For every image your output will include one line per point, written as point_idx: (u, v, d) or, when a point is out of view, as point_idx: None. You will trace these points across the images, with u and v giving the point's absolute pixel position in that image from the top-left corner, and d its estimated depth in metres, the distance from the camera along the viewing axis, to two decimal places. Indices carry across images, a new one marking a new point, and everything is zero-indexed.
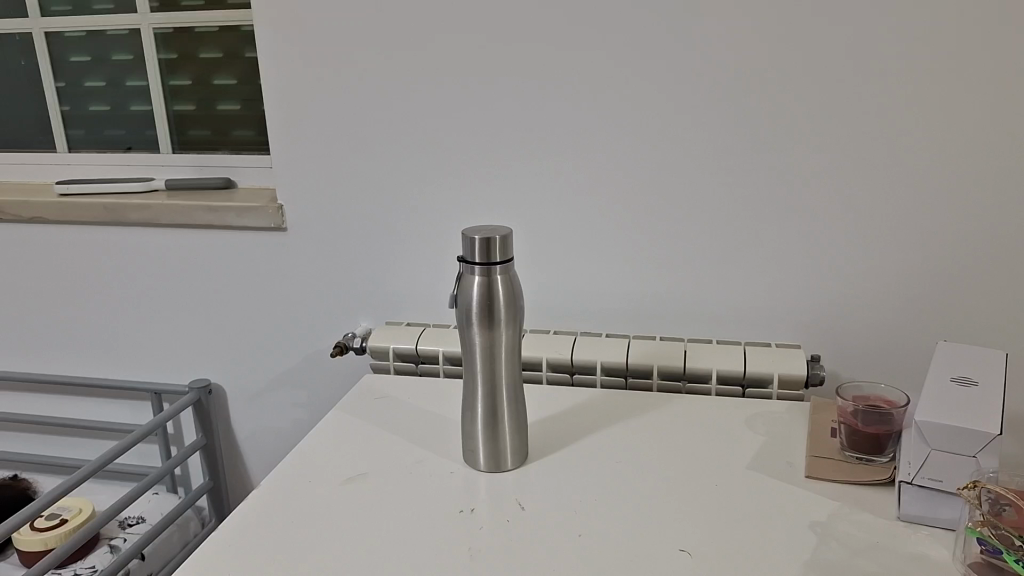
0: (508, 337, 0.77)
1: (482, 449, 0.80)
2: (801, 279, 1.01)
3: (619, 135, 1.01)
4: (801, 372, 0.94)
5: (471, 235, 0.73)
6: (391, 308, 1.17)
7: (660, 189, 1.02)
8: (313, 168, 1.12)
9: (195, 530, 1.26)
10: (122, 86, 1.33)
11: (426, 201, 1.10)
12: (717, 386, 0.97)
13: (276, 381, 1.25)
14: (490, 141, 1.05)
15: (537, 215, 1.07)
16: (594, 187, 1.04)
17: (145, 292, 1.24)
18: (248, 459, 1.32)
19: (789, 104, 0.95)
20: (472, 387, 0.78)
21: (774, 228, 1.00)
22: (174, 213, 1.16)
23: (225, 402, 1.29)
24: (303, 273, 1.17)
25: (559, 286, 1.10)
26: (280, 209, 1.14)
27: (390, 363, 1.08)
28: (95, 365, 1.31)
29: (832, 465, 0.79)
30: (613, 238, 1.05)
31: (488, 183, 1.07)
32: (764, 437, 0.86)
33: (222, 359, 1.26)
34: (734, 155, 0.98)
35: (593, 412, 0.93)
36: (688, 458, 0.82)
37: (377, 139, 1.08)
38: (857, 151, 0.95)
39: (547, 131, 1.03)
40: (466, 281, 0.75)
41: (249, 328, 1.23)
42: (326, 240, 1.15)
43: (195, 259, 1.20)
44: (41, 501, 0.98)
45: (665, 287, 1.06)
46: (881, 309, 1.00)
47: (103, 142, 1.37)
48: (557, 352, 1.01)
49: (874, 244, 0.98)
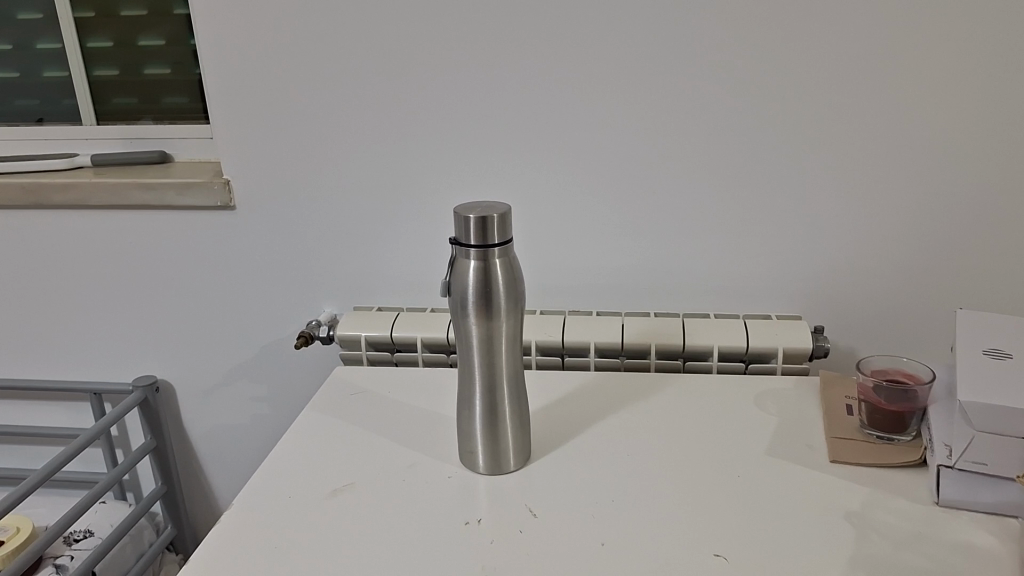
0: (509, 328, 0.69)
1: (482, 451, 0.72)
2: (800, 246, 0.96)
3: (605, 96, 0.92)
4: (806, 345, 0.89)
5: (465, 215, 0.65)
6: (359, 292, 1.07)
7: (650, 155, 0.94)
8: (263, 139, 1.00)
9: (150, 540, 1.15)
10: (32, 50, 1.17)
11: (392, 171, 0.99)
12: (719, 363, 0.92)
13: (232, 374, 1.14)
14: (462, 104, 0.95)
15: (519, 186, 0.98)
16: (580, 153, 0.95)
17: (75, 284, 1.10)
18: (206, 460, 1.20)
19: (789, 58, 0.88)
20: (469, 383, 0.70)
21: (770, 193, 0.94)
22: (104, 193, 1.03)
23: (175, 399, 1.17)
24: (259, 256, 1.06)
25: (544, 262, 1.02)
26: (227, 184, 1.02)
27: (363, 353, 0.99)
28: (22, 366, 1.17)
29: (855, 445, 0.74)
30: (601, 207, 0.97)
31: (461, 151, 0.97)
32: (778, 417, 0.80)
33: (169, 353, 1.14)
34: (731, 115, 0.91)
35: (594, 398, 0.86)
36: (703, 447, 0.76)
37: (335, 105, 0.97)
38: (859, 108, 0.89)
39: (526, 92, 0.93)
40: (460, 265, 0.67)
41: (199, 319, 1.11)
42: (284, 219, 1.04)
43: (133, 244, 1.07)
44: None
45: (657, 259, 0.99)
46: (881, 274, 0.96)
47: (15, 115, 1.21)
48: (546, 334, 0.94)
49: (876, 207, 0.93)
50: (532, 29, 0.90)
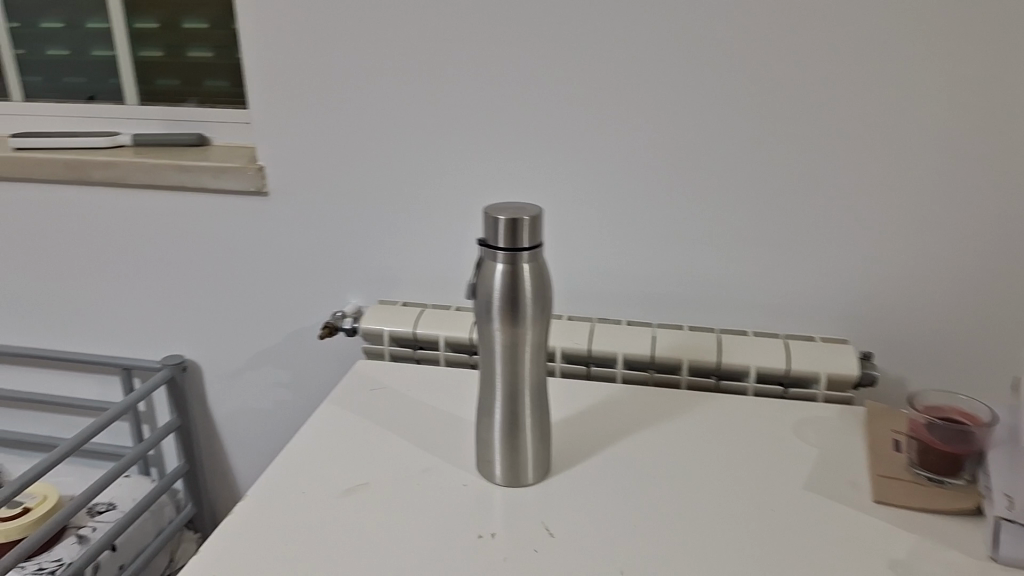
0: (534, 336, 0.65)
1: (500, 462, 0.68)
2: (852, 264, 0.90)
3: (653, 97, 0.88)
4: (853, 372, 0.84)
5: (494, 216, 0.61)
6: (388, 284, 1.04)
7: (697, 161, 0.89)
8: (299, 126, 0.98)
9: (170, 517, 1.12)
10: (82, 28, 1.18)
11: (429, 164, 0.96)
12: (755, 385, 0.87)
13: (257, 361, 1.13)
14: (503, 98, 0.91)
15: (557, 186, 0.94)
16: (623, 155, 0.91)
17: (110, 261, 1.10)
18: (228, 446, 1.19)
19: (853, 66, 0.83)
20: (490, 391, 0.67)
21: (824, 207, 0.88)
22: (142, 172, 1.02)
23: (200, 381, 1.16)
24: (289, 243, 1.04)
25: (578, 266, 0.98)
26: (261, 170, 1.00)
27: (385, 348, 0.96)
28: (54, 340, 1.17)
29: (902, 485, 0.69)
30: (642, 212, 0.93)
31: (500, 147, 0.94)
32: (816, 449, 0.75)
33: (197, 337, 1.13)
34: (786, 123, 0.86)
35: (623, 412, 0.82)
36: (737, 474, 0.71)
37: (374, 94, 0.94)
38: (926, 122, 0.83)
39: (570, 91, 0.89)
40: (487, 268, 0.63)
41: (228, 304, 1.10)
42: (317, 207, 1.02)
43: (168, 224, 1.06)
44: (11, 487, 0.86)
45: (698, 269, 0.95)
46: (939, 300, 0.90)
47: (62, 91, 1.22)
48: (573, 342, 0.90)
49: (938, 229, 0.87)
50: (581, 24, 0.86)
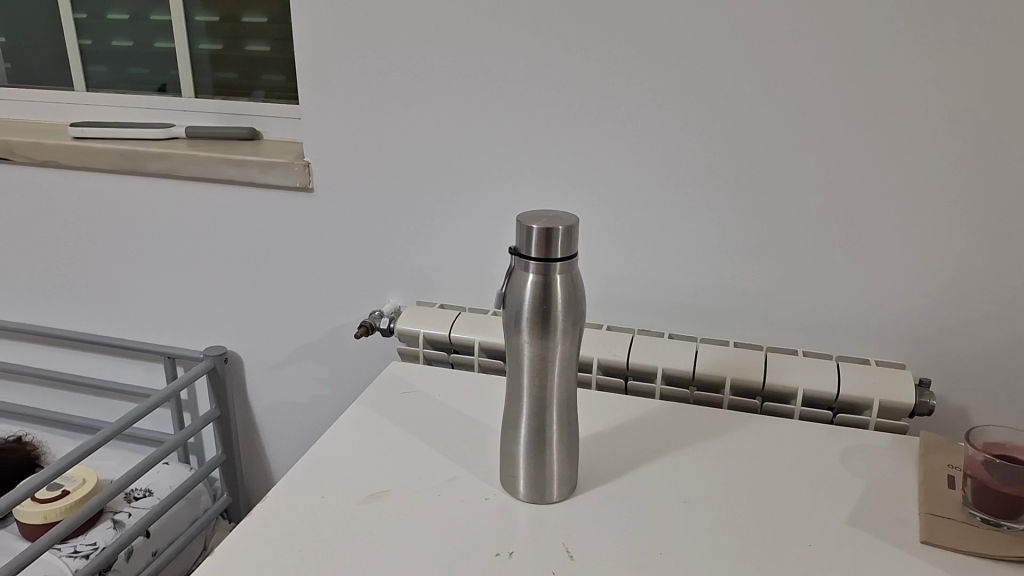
0: (564, 350, 0.63)
1: (524, 477, 0.66)
2: (909, 284, 0.86)
3: (706, 102, 0.85)
4: (909, 400, 0.79)
5: (528, 224, 0.59)
6: (427, 285, 1.03)
7: (749, 171, 0.86)
8: (346, 123, 0.98)
9: (205, 505, 1.15)
10: (145, 20, 1.20)
11: (472, 164, 0.95)
12: (802, 409, 0.83)
13: (297, 355, 1.13)
14: (551, 100, 0.89)
15: (600, 192, 0.92)
16: (672, 162, 0.88)
17: (160, 251, 1.12)
18: (266, 437, 1.21)
19: (918, 75, 0.79)
20: (516, 403, 0.65)
21: (882, 222, 0.85)
22: (193, 165, 1.04)
23: (241, 372, 1.17)
24: (331, 240, 1.04)
25: (618, 274, 0.95)
26: (307, 166, 1.01)
27: (420, 350, 0.96)
28: (106, 325, 1.20)
29: (955, 527, 0.65)
30: (687, 221, 0.90)
31: (544, 150, 0.92)
32: (864, 480, 0.71)
33: (240, 329, 1.14)
34: (844, 133, 0.83)
35: (657, 430, 0.79)
36: (774, 503, 0.68)
37: (422, 93, 0.94)
38: (996, 136, 0.79)
39: (619, 94, 0.87)
40: (518, 277, 0.62)
41: (270, 297, 1.11)
42: (359, 205, 1.01)
43: (216, 216, 1.08)
44: (55, 467, 0.88)
45: (743, 282, 0.91)
46: (1003, 325, 0.85)
47: (125, 81, 1.24)
48: (611, 353, 0.87)
49: (1005, 250, 0.82)
50: (634, 25, 0.84)
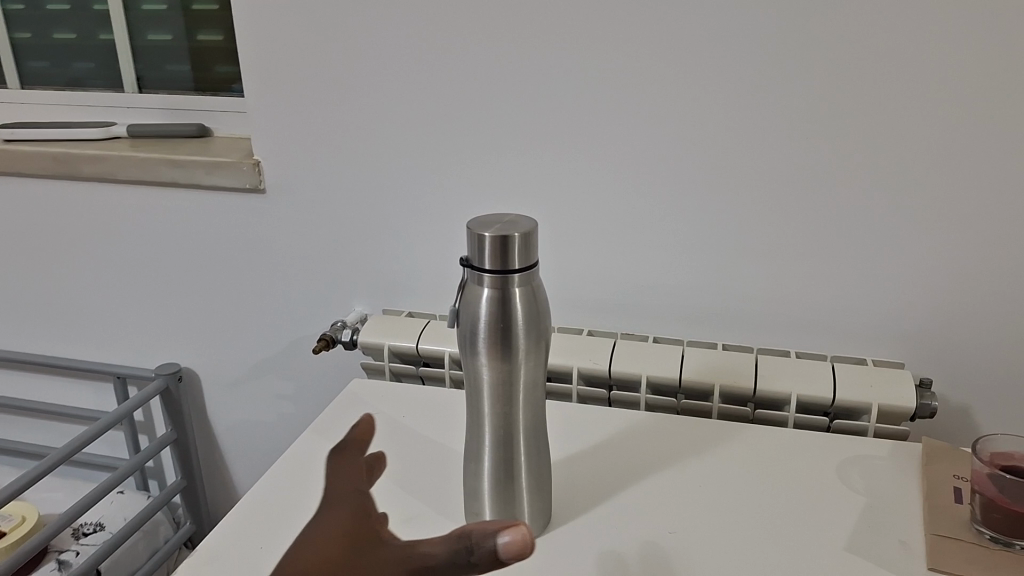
0: (528, 371, 0.56)
1: (490, 514, 0.60)
2: (907, 277, 0.80)
3: (683, 85, 0.78)
4: (910, 403, 0.73)
5: (479, 232, 0.52)
6: (391, 292, 0.96)
7: (733, 160, 0.79)
8: (296, 117, 0.90)
9: (166, 536, 1.08)
10: (85, 10, 1.11)
11: (434, 159, 0.88)
12: (796, 416, 0.77)
13: (257, 370, 1.06)
14: (516, 88, 0.82)
15: (572, 187, 0.85)
16: (649, 151, 0.81)
17: (106, 260, 1.05)
18: (229, 456, 1.14)
19: (913, 49, 0.72)
20: (478, 433, 0.58)
21: (875, 211, 0.78)
22: (133, 167, 0.96)
23: (199, 389, 1.10)
24: (286, 246, 0.97)
25: (596, 276, 0.88)
26: (257, 166, 0.93)
27: (386, 363, 0.89)
28: (54, 341, 1.12)
29: (962, 550, 0.59)
30: (667, 215, 0.83)
31: (511, 142, 0.85)
32: (865, 497, 0.65)
33: (196, 341, 1.07)
34: (834, 115, 0.76)
35: (640, 449, 0.72)
36: (768, 530, 0.62)
37: (377, 83, 0.86)
38: (998, 113, 0.72)
39: (589, 80, 0.80)
40: (471, 291, 0.55)
41: (225, 309, 1.03)
42: (315, 207, 0.94)
43: (161, 224, 1.00)
44: None
45: (730, 281, 0.84)
46: (1009, 321, 0.78)
47: (65, 77, 1.16)
48: (591, 362, 0.81)
49: (1012, 240, 0.76)
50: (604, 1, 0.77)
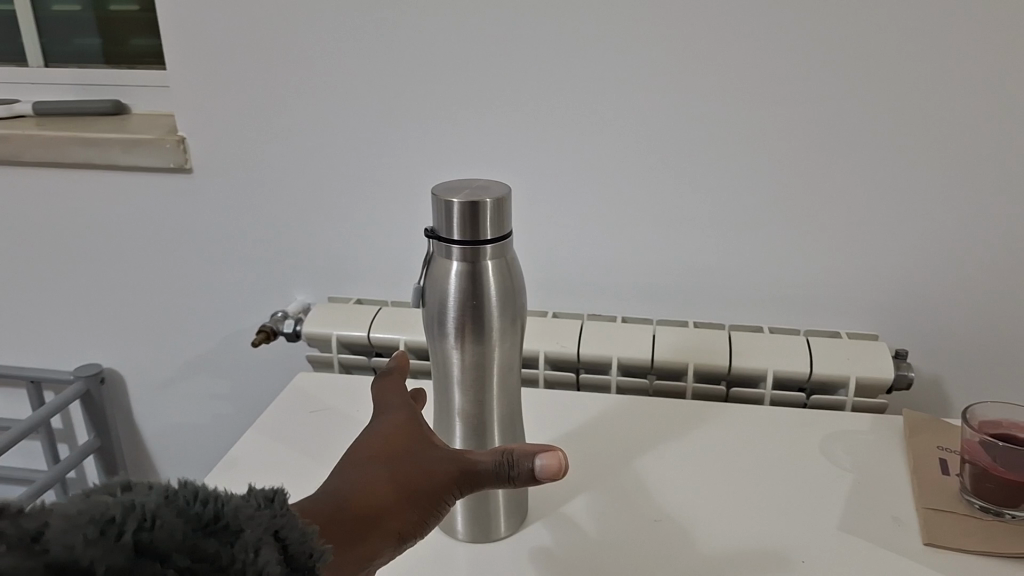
0: (503, 353, 0.50)
1: (463, 514, 0.54)
2: (876, 246, 0.77)
3: (646, 48, 0.73)
4: (888, 375, 0.71)
5: (446, 198, 0.46)
6: (336, 278, 0.89)
7: (699, 128, 0.76)
8: (224, 89, 0.82)
9: None
10: None
11: (380, 133, 0.81)
12: (772, 393, 0.74)
13: (190, 368, 0.97)
14: (467, 53, 0.76)
15: (532, 159, 0.79)
16: (611, 119, 0.77)
17: (11, 253, 0.94)
18: (162, 463, 1.05)
19: (882, 7, 0.69)
20: (449, 423, 0.52)
21: (845, 179, 0.75)
22: (39, 148, 0.86)
23: (124, 393, 1.01)
24: (218, 232, 0.89)
25: (558, 254, 0.83)
26: (182, 143, 0.84)
27: (334, 355, 0.82)
28: None
29: (957, 523, 0.56)
30: (631, 188, 0.79)
31: (463, 113, 0.79)
32: (851, 474, 0.62)
33: (119, 339, 0.97)
34: (803, 78, 0.72)
35: (615, 434, 0.68)
36: (755, 512, 0.58)
37: (313, 50, 0.79)
38: (967, 74, 0.70)
39: (546, 44, 0.75)
40: (439, 266, 0.49)
41: (151, 303, 0.94)
42: (249, 187, 0.86)
43: (74, 210, 0.90)
44: None
45: (697, 256, 0.81)
46: (978, 290, 0.77)
47: None
48: (558, 345, 0.76)
49: (981, 206, 0.74)
50: None
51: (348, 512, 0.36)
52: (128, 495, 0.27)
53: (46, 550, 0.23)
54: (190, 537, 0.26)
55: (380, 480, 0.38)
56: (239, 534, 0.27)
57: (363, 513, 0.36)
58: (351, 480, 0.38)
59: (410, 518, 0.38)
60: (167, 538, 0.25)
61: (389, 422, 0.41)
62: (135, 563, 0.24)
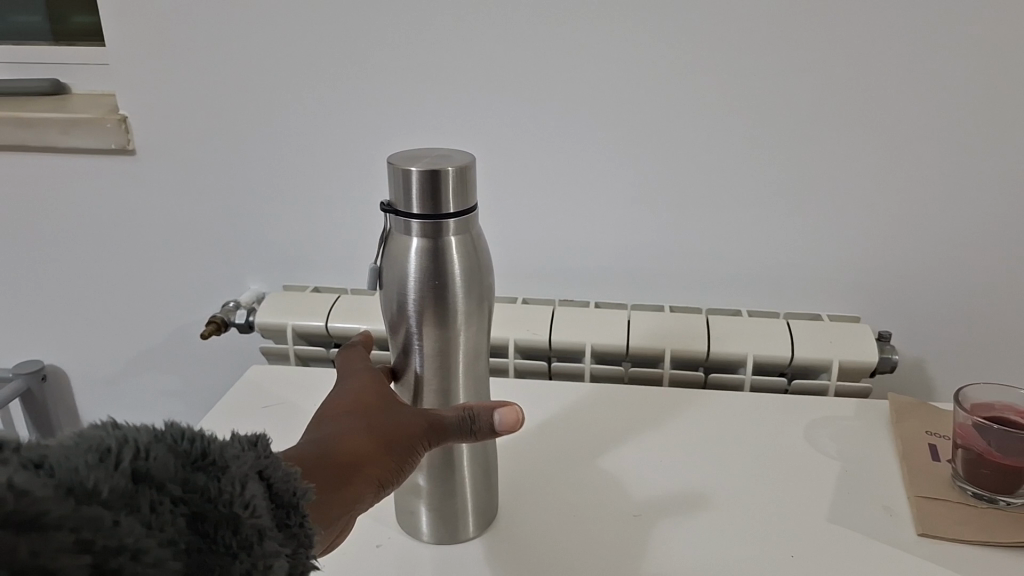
0: (470, 338, 0.46)
1: (427, 513, 0.50)
2: (856, 226, 0.75)
3: (619, 19, 0.69)
4: (871, 357, 0.68)
5: (403, 168, 0.42)
6: (294, 266, 0.84)
7: (675, 104, 0.72)
8: (168, 64, 0.76)
9: None
10: None
11: (337, 110, 0.76)
12: (752, 378, 0.71)
13: (138, 363, 0.92)
14: (429, 25, 0.72)
15: (499, 138, 0.75)
16: (583, 94, 0.73)
17: None
18: None
19: None
20: None
21: (825, 155, 0.72)
22: None
23: (68, 391, 0.95)
24: (165, 218, 0.83)
25: (527, 237, 0.80)
26: (124, 122, 0.78)
27: (290, 346, 0.77)
28: None
29: (950, 511, 0.53)
30: (604, 167, 0.75)
31: (426, 89, 0.74)
32: (838, 462, 0.59)
33: (63, 334, 0.91)
34: (784, 50, 0.69)
35: (589, 425, 0.64)
36: (738, 504, 0.55)
37: (263, 21, 0.73)
38: (951, 45, 0.67)
39: (513, 15, 0.70)
40: (398, 244, 0.44)
41: (94, 295, 0.88)
42: (197, 169, 0.80)
43: (8, 196, 0.84)
44: None
45: (673, 237, 0.77)
46: (960, 269, 0.75)
47: None
48: (528, 332, 0.72)
49: (963, 183, 0.72)
50: None
51: (334, 461, 0.37)
52: (117, 429, 0.25)
53: (50, 475, 0.21)
54: (181, 470, 0.25)
55: (361, 432, 0.39)
56: (226, 469, 0.26)
57: (345, 462, 0.37)
58: (333, 433, 0.39)
59: (388, 466, 0.39)
60: (162, 469, 0.24)
61: (363, 382, 0.42)
62: (133, 489, 0.23)
